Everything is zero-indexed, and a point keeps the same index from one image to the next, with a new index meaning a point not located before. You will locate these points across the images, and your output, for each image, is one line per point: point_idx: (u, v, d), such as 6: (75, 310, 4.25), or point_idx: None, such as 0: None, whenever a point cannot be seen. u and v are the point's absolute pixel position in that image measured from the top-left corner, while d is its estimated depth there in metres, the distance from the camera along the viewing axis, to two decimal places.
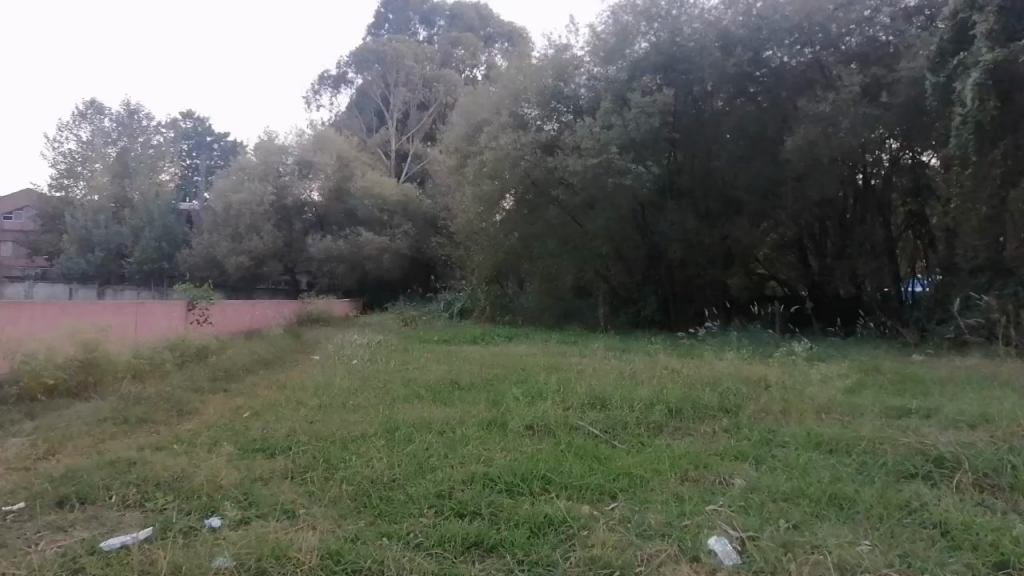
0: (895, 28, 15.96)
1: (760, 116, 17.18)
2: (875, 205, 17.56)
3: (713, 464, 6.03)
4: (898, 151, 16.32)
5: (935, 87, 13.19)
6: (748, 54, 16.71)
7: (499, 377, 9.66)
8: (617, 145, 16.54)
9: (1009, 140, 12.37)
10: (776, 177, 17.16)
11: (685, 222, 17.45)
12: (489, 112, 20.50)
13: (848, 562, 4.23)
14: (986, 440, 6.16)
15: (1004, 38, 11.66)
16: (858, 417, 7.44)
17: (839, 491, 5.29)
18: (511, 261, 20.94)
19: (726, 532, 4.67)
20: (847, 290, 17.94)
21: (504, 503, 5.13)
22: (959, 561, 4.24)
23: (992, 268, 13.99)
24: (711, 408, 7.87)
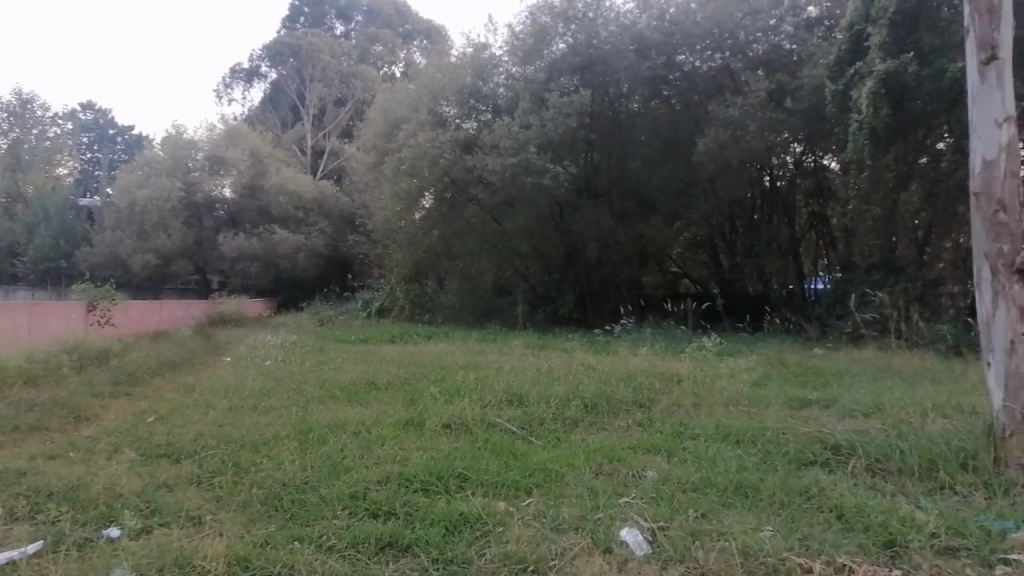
0: (799, 37, 16.69)
1: (672, 119, 17.61)
2: (781, 206, 18.33)
3: (626, 457, 6.16)
4: (802, 154, 17.07)
5: (833, 94, 13.81)
6: (661, 58, 17.30)
7: (417, 376, 9.60)
8: (535, 144, 16.75)
9: (900, 147, 13.40)
10: (688, 178, 17.49)
11: (602, 222, 17.84)
12: (408, 109, 20.30)
13: (751, 548, 4.40)
14: (878, 427, 6.54)
15: (895, 50, 12.43)
16: (764, 408, 7.77)
17: (744, 480, 5.49)
18: (430, 260, 20.86)
19: (637, 523, 4.79)
20: (755, 287, 18.75)
21: (420, 502, 5.11)
22: (852, 542, 4.48)
23: (883, 267, 14.75)
24: (625, 402, 8.06)
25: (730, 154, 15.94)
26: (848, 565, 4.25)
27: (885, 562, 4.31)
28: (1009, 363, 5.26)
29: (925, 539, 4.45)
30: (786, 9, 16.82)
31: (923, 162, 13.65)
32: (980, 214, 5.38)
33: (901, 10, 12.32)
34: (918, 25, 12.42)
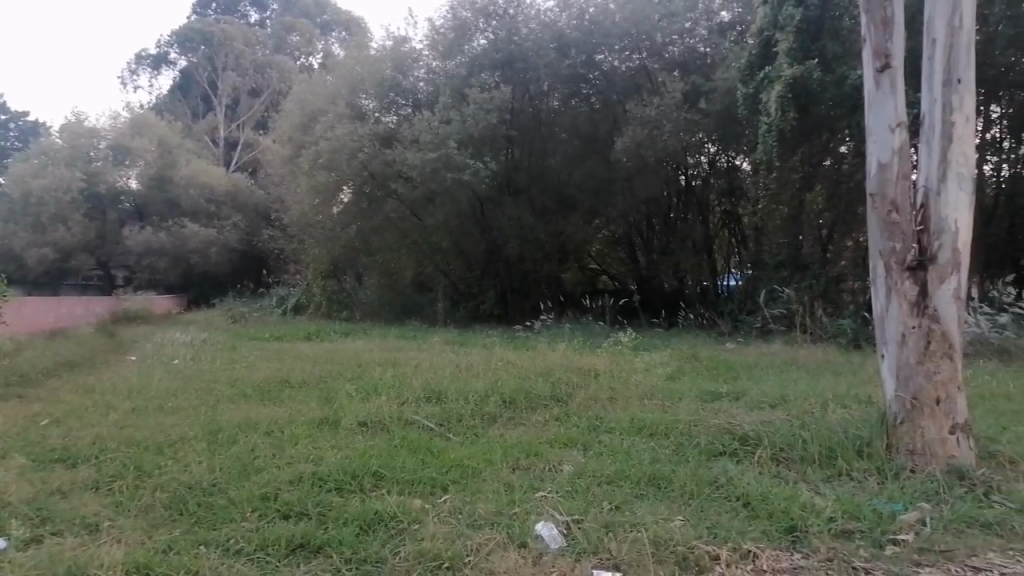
0: (712, 41, 17.18)
1: (591, 118, 17.96)
2: (696, 205, 18.85)
3: (544, 452, 6.21)
4: (716, 154, 17.65)
5: (744, 97, 14.26)
6: (581, 57, 17.69)
7: (334, 374, 9.41)
8: (456, 140, 16.66)
9: (804, 149, 14.07)
10: (607, 177, 17.81)
11: (522, 219, 18.02)
12: (325, 101, 19.85)
13: (662, 537, 4.51)
14: (782, 418, 6.82)
15: (800, 55, 12.96)
16: (677, 401, 7.99)
17: (657, 472, 5.62)
18: (348, 255, 20.52)
19: (552, 517, 4.83)
20: (671, 283, 19.41)
21: (334, 502, 5.01)
22: (757, 529, 4.65)
23: (790, 264, 15.39)
24: (543, 397, 8.14)
25: (648, 153, 16.25)
26: (752, 551, 4.41)
27: (787, 547, 4.50)
28: (900, 354, 5.56)
29: (823, 523, 4.66)
30: (700, 12, 17.15)
31: (827, 163, 14.34)
32: (875, 213, 5.66)
33: (807, 19, 12.91)
34: (822, 33, 13.04)
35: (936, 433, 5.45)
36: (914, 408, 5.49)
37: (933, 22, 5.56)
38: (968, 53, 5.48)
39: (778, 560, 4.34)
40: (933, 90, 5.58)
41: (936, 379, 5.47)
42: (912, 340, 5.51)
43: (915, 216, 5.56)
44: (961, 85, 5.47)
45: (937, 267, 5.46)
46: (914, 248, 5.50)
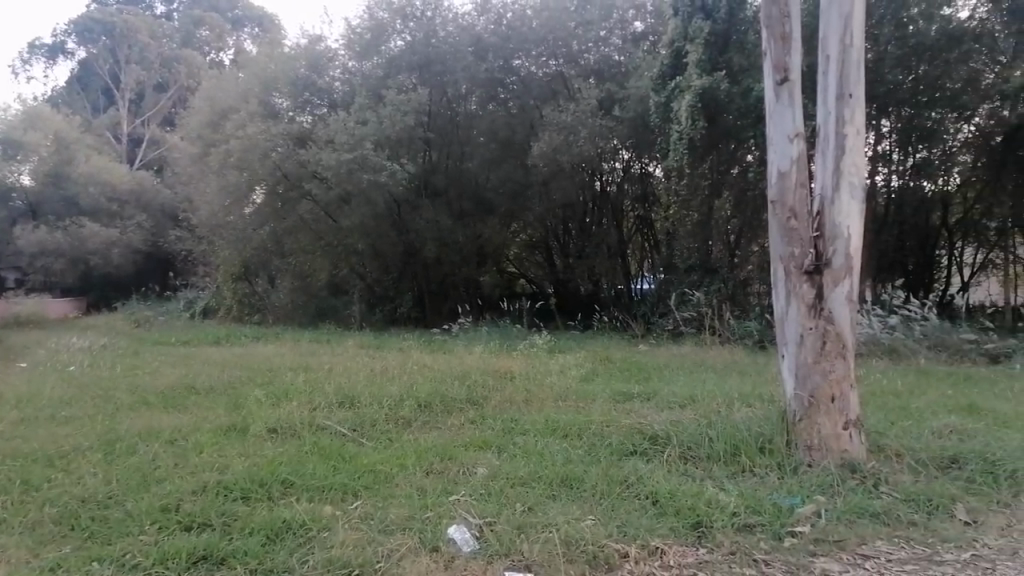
0: (626, 50, 17.73)
1: (509, 122, 18.06)
2: (610, 209, 19.17)
3: (458, 455, 6.21)
4: (630, 161, 18.04)
5: (656, 106, 14.62)
6: (497, 62, 17.85)
7: (243, 379, 9.12)
8: (372, 141, 16.43)
9: (715, 157, 14.60)
10: (524, 181, 18.02)
11: (439, 222, 17.97)
12: (237, 99, 19.28)
13: (573, 537, 4.56)
14: (690, 417, 7.04)
15: (708, 67, 13.45)
16: (590, 402, 8.13)
17: (570, 473, 5.69)
18: (260, 257, 19.97)
19: (465, 520, 4.82)
20: (586, 286, 19.75)
21: (240, 512, 4.86)
22: (664, 526, 4.77)
23: (701, 269, 15.89)
24: (459, 400, 8.12)
25: (564, 158, 16.45)
26: (660, 547, 4.53)
27: (693, 542, 4.63)
28: (799, 354, 5.82)
29: (726, 518, 4.83)
30: (615, 22, 17.67)
31: (734, 172, 14.86)
32: (775, 219, 5.91)
33: (714, 32, 13.40)
34: (729, 46, 13.58)
35: (831, 429, 5.73)
36: (811, 406, 5.76)
37: (827, 40, 5.86)
38: (859, 70, 5.80)
39: (685, 556, 4.48)
40: (827, 103, 5.89)
41: (831, 378, 5.75)
42: (809, 340, 5.77)
43: (812, 223, 5.83)
44: (852, 100, 5.79)
45: (832, 270, 5.73)
46: (811, 253, 5.77)
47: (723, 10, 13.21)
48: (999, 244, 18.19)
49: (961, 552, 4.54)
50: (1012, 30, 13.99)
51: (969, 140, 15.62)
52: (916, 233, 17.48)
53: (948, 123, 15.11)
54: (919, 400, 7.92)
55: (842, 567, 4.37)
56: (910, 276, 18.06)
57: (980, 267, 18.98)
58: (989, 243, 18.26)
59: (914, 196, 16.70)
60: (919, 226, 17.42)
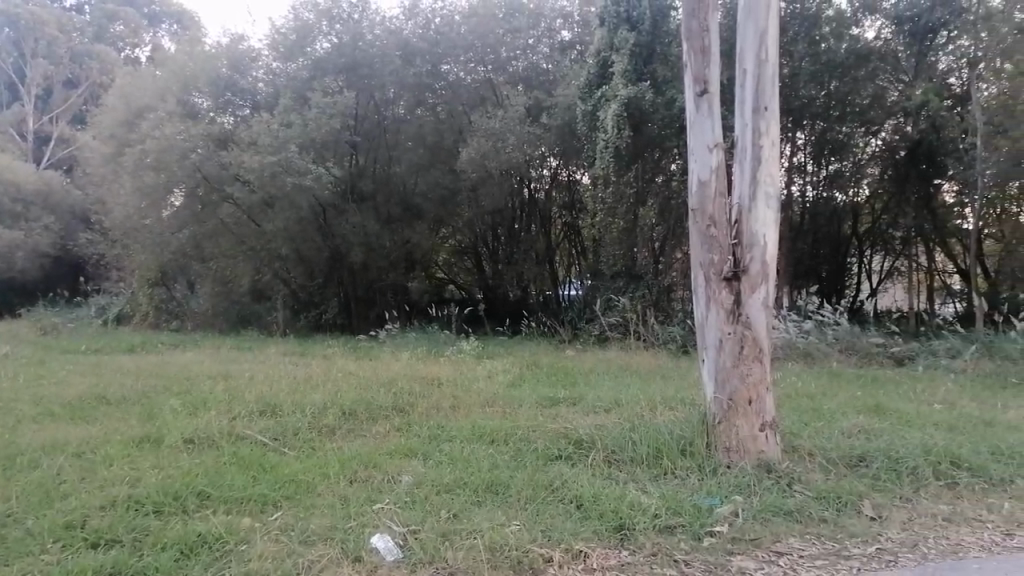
0: (553, 58, 17.99)
1: (437, 128, 18.17)
2: (538, 216, 19.39)
3: (383, 463, 6.13)
4: (557, 168, 18.22)
5: (584, 114, 14.84)
6: (425, 66, 17.81)
7: (158, 388, 8.76)
8: (297, 144, 16.08)
9: (639, 166, 14.90)
10: (452, 186, 18.10)
11: (366, 227, 17.76)
12: (153, 97, 18.57)
13: (497, 543, 4.56)
14: (614, 421, 7.16)
15: (633, 77, 13.77)
16: (517, 407, 8.15)
17: (495, 478, 5.70)
18: (178, 262, 19.29)
19: (389, 528, 4.76)
20: (514, 293, 19.84)
21: (153, 526, 4.67)
22: (588, 529, 4.82)
23: (627, 275, 16.14)
24: (385, 408, 8.02)
25: (492, 164, 16.48)
26: (584, 551, 4.58)
27: (616, 544, 4.70)
28: (719, 359, 5.99)
29: (649, 520, 4.91)
30: (542, 30, 17.95)
31: (659, 180, 15.31)
32: (696, 228, 6.08)
33: (638, 44, 13.71)
34: (653, 57, 13.93)
35: (748, 431, 5.92)
36: (730, 408, 5.93)
37: (743, 54, 6.06)
38: (774, 83, 6.01)
39: (608, 558, 4.53)
40: (744, 115, 6.08)
41: (749, 381, 5.93)
42: (727, 345, 5.94)
43: (730, 231, 6.00)
44: (767, 112, 6.00)
45: (749, 277, 5.91)
46: (730, 260, 5.94)
47: (648, 21, 13.55)
48: (904, 253, 19.15)
49: (867, 546, 4.75)
50: (912, 50, 15.28)
51: (876, 153, 16.63)
52: (829, 241, 18.45)
53: (857, 136, 16.04)
54: (832, 402, 8.26)
55: (757, 564, 4.50)
56: (825, 283, 18.88)
57: (887, 274, 19.94)
58: (894, 251, 19.22)
59: (827, 206, 17.75)
60: (831, 234, 18.39)
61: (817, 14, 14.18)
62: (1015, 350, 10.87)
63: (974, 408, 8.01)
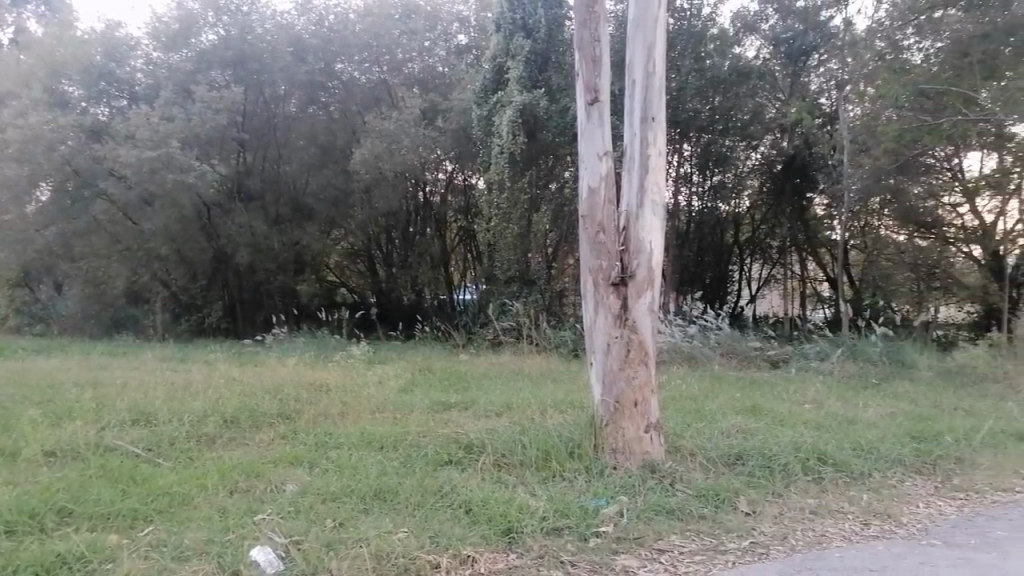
0: (449, 62, 17.99)
1: (329, 127, 18.00)
2: (434, 220, 19.37)
3: (266, 472, 5.91)
4: (453, 172, 18.21)
5: (479, 119, 14.94)
6: (318, 64, 17.43)
7: (17, 398, 8.11)
8: (178, 139, 15.30)
9: (533, 171, 15.04)
10: (345, 187, 17.77)
11: (253, 227, 17.27)
12: (14, 83, 17.06)
13: (384, 551, 4.48)
14: (505, 425, 7.20)
15: (528, 84, 14.05)
16: (407, 412, 8.06)
17: (385, 485, 5.58)
18: (44, 262, 17.98)
19: (270, 539, 4.56)
20: (409, 296, 19.77)
21: (5, 548, 4.30)
22: (477, 534, 4.80)
23: (520, 280, 15.87)
24: (269, 415, 7.74)
25: (386, 166, 16.26)
26: (472, 555, 4.56)
27: (504, 548, 4.70)
28: (606, 363, 6.13)
29: (536, 523, 4.95)
30: (438, 33, 17.95)
31: (552, 187, 15.52)
32: (585, 233, 6.19)
33: (534, 51, 14.04)
34: (548, 65, 14.26)
35: (634, 433, 6.08)
36: (616, 410, 6.08)
37: (633, 65, 6.23)
38: (661, 94, 6.21)
39: (495, 562, 4.53)
40: (632, 125, 6.25)
41: (634, 384, 6.09)
42: (615, 348, 6.09)
43: (618, 237, 6.14)
44: (655, 123, 6.19)
45: (636, 282, 6.08)
46: (617, 266, 6.08)
47: (543, 30, 13.91)
48: (780, 261, 20.29)
49: (742, 540, 4.97)
50: (788, 70, 16.12)
51: (756, 166, 17.62)
52: (712, 249, 19.30)
53: (738, 150, 16.92)
54: (712, 403, 8.61)
55: (640, 562, 4.63)
56: (708, 289, 19.88)
57: (765, 282, 21.05)
58: (771, 259, 20.34)
59: (711, 217, 18.55)
60: (715, 243, 19.30)
61: (701, 31, 14.80)
62: (875, 353, 11.66)
63: (841, 407, 8.55)
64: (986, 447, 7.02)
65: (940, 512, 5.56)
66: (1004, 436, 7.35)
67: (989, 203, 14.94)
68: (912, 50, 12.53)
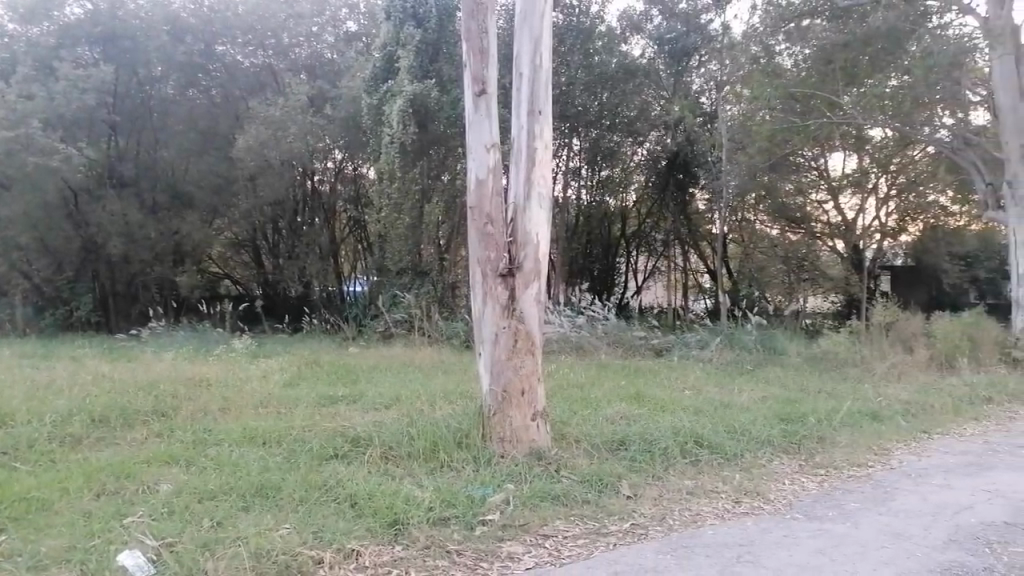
0: (338, 49, 17.53)
1: (211, 111, 17.27)
2: (322, 210, 18.85)
3: (138, 472, 5.61)
4: (341, 162, 17.97)
5: (369, 108, 14.75)
6: (197, 45, 16.63)
7: None
8: (39, 119, 14.43)
9: (424, 162, 14.96)
10: (228, 175, 17.05)
11: (126, 215, 16.29)
12: None
13: (263, 548, 4.34)
14: (393, 416, 7.15)
15: (419, 74, 13.96)
16: (293, 407, 7.85)
17: (267, 481, 5.43)
18: None
19: (140, 542, 4.33)
20: (296, 289, 19.01)
21: None
22: (362, 527, 4.73)
23: (411, 271, 15.69)
24: (143, 412, 7.36)
25: (271, 153, 15.73)
26: (356, 549, 4.49)
27: (389, 541, 4.66)
28: (494, 353, 6.18)
29: (422, 514, 4.93)
30: (327, 19, 17.45)
31: (444, 178, 15.37)
32: (473, 225, 6.18)
33: (424, 41, 13.93)
34: (438, 56, 14.18)
35: (520, 421, 6.17)
36: (504, 400, 6.16)
37: (520, 57, 6.28)
38: (547, 88, 6.29)
39: (380, 555, 4.49)
40: (520, 117, 6.30)
41: (521, 373, 6.18)
42: (503, 339, 6.15)
43: (505, 229, 6.20)
44: (541, 116, 6.28)
45: (523, 274, 6.15)
46: (505, 258, 6.13)
47: (433, 20, 13.82)
48: (664, 254, 21.05)
49: (622, 523, 5.15)
50: (671, 69, 16.47)
51: (642, 163, 18.25)
52: (600, 242, 19.93)
53: (625, 146, 17.54)
54: (598, 392, 8.81)
55: (525, 548, 4.70)
56: (596, 281, 20.41)
57: (650, 274, 21.78)
58: (656, 253, 21.06)
59: (599, 209, 19.15)
60: (602, 236, 19.92)
61: (590, 28, 15.08)
62: (750, 341, 12.31)
63: (716, 393, 8.98)
64: (845, 427, 7.56)
65: (803, 488, 5.96)
66: (860, 416, 7.95)
67: (851, 201, 17.38)
68: (782, 56, 13.13)
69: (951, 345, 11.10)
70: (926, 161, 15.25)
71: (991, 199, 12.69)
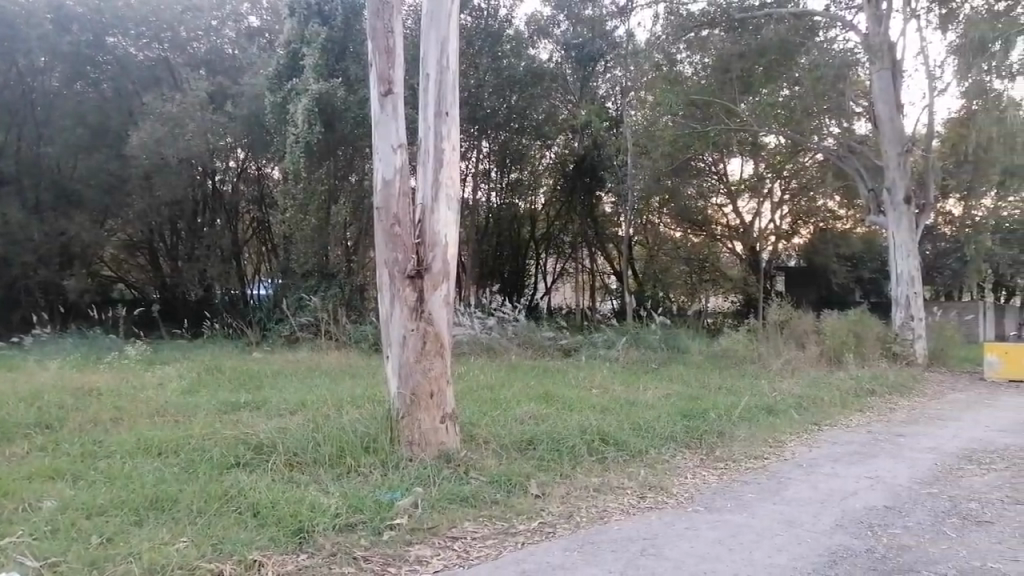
0: (239, 44, 17.20)
1: (99, 106, 16.33)
2: (224, 211, 18.31)
3: (17, 490, 5.24)
4: (244, 161, 17.77)
5: (272, 106, 14.37)
6: (85, 36, 15.78)
7: None
8: None
9: (330, 163, 14.80)
10: (121, 173, 16.19)
11: (7, 214, 15.24)
12: None
13: (159, 563, 4.14)
14: (299, 422, 6.97)
15: (325, 72, 13.70)
16: (191, 415, 7.53)
17: (162, 494, 5.18)
18: None
19: (19, 564, 4.05)
20: (195, 293, 18.11)
21: None
22: (264, 537, 4.58)
23: (318, 273, 15.12)
24: (25, 425, 6.90)
25: (168, 151, 15.06)
26: (259, 560, 4.33)
27: (294, 549, 4.53)
28: (402, 355, 6.13)
29: (328, 521, 4.82)
30: (227, 13, 17.15)
31: (352, 179, 15.37)
32: (380, 226, 6.10)
33: (331, 38, 13.75)
34: (345, 54, 14.01)
35: (429, 424, 6.13)
36: (412, 402, 6.11)
37: (427, 60, 6.24)
38: (454, 90, 6.27)
39: (284, 565, 4.36)
40: (427, 120, 6.26)
41: (430, 375, 6.15)
42: (411, 341, 6.10)
43: (413, 230, 6.14)
44: (448, 117, 6.25)
45: (431, 275, 6.12)
46: (412, 260, 6.08)
47: (338, 18, 13.69)
48: (572, 256, 21.44)
49: (531, 522, 5.19)
50: (579, 74, 16.83)
51: (550, 166, 18.59)
52: (510, 242, 19.98)
53: (534, 148, 17.79)
54: (507, 392, 8.87)
55: (433, 551, 4.67)
56: (506, 283, 20.48)
57: (558, 275, 22.15)
58: (564, 255, 21.39)
59: (509, 212, 19.24)
60: (512, 236, 19.92)
61: (497, 31, 15.29)
62: (655, 340, 12.67)
63: (622, 391, 9.21)
64: (743, 421, 7.88)
65: (704, 481, 6.19)
66: (756, 410, 8.31)
67: (748, 204, 18.46)
68: (684, 64, 13.30)
69: (839, 343, 11.74)
70: (815, 168, 16.23)
71: (874, 204, 13.51)
